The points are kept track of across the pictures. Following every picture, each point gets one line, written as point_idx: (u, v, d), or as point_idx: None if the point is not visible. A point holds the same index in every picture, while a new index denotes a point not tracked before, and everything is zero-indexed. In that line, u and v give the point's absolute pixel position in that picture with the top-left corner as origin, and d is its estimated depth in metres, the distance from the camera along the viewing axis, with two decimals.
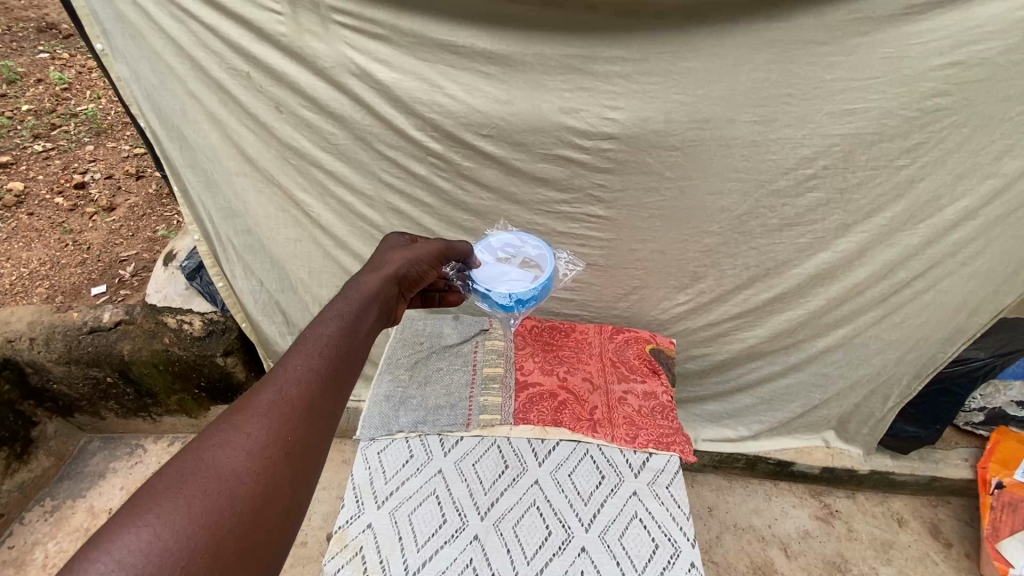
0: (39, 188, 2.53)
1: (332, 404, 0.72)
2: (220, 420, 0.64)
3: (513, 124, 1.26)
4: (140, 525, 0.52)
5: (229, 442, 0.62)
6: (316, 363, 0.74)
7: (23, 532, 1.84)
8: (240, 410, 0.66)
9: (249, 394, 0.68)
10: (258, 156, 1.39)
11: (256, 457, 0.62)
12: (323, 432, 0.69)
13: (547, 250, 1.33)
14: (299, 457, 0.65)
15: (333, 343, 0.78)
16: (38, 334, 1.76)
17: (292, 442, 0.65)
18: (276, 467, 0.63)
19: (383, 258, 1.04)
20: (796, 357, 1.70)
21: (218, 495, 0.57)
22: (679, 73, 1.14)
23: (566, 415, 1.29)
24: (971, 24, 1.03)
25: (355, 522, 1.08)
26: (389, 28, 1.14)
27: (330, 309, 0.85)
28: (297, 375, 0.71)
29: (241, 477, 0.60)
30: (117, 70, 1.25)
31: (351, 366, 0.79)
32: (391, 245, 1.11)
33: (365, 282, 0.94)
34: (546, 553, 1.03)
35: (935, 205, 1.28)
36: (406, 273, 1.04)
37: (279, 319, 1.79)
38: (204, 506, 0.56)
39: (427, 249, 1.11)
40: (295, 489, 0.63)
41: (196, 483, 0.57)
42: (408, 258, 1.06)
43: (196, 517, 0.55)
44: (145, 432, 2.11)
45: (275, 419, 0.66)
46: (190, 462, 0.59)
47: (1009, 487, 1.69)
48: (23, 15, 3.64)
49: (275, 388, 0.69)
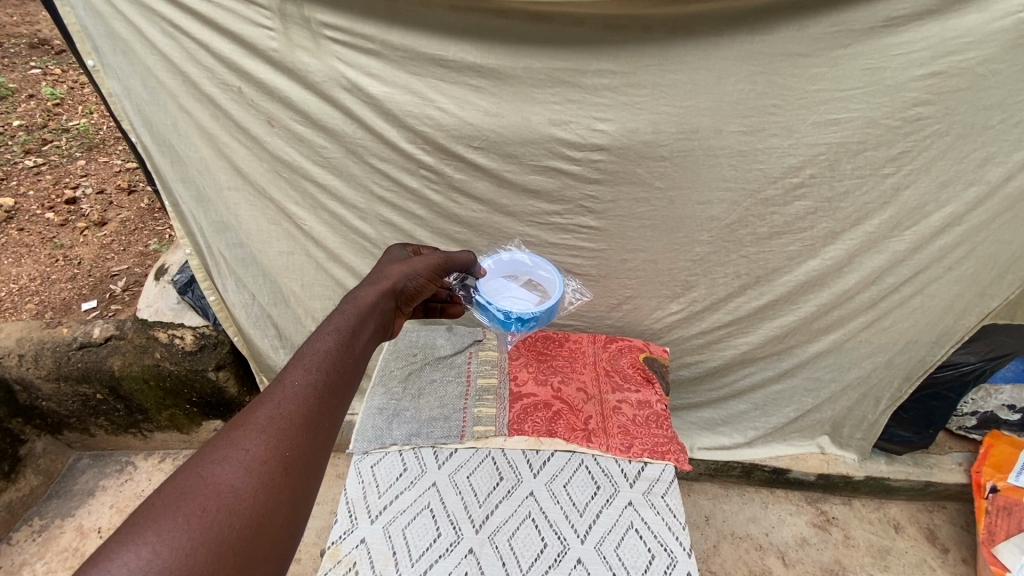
0: (30, 204, 2.51)
1: (331, 419, 0.72)
2: (218, 437, 0.64)
3: (503, 136, 1.27)
4: (139, 544, 0.52)
5: (227, 458, 0.61)
6: (315, 377, 0.74)
7: (11, 553, 1.80)
8: (239, 425, 0.65)
9: (248, 409, 0.68)
10: (250, 170, 1.39)
11: (255, 472, 0.61)
12: (321, 447, 0.68)
13: (558, 275, 1.32)
14: (298, 473, 0.64)
15: (331, 359, 0.78)
16: (27, 351, 1.74)
17: (291, 459, 0.64)
18: (275, 483, 0.62)
19: (381, 272, 1.04)
20: (789, 362, 1.71)
21: (217, 512, 0.57)
22: (666, 85, 1.16)
23: (560, 426, 1.29)
24: (949, 35, 1.05)
25: (348, 537, 1.07)
26: (379, 43, 1.15)
27: (328, 322, 0.85)
28: (296, 390, 0.71)
29: (240, 493, 0.59)
30: (108, 85, 1.25)
31: (349, 381, 0.78)
32: (390, 259, 1.11)
33: (364, 295, 0.95)
34: (541, 565, 1.02)
35: (920, 213, 1.30)
36: (403, 286, 1.04)
37: (272, 332, 1.78)
38: (203, 523, 0.55)
39: (426, 260, 1.11)
40: (293, 505, 0.63)
41: (195, 500, 0.57)
42: (407, 270, 1.06)
43: (195, 535, 0.54)
44: (136, 449, 2.09)
45: (274, 435, 0.65)
46: (189, 479, 0.59)
47: (1003, 491, 1.72)
48: (16, 32, 3.65)
49: (273, 403, 0.68)
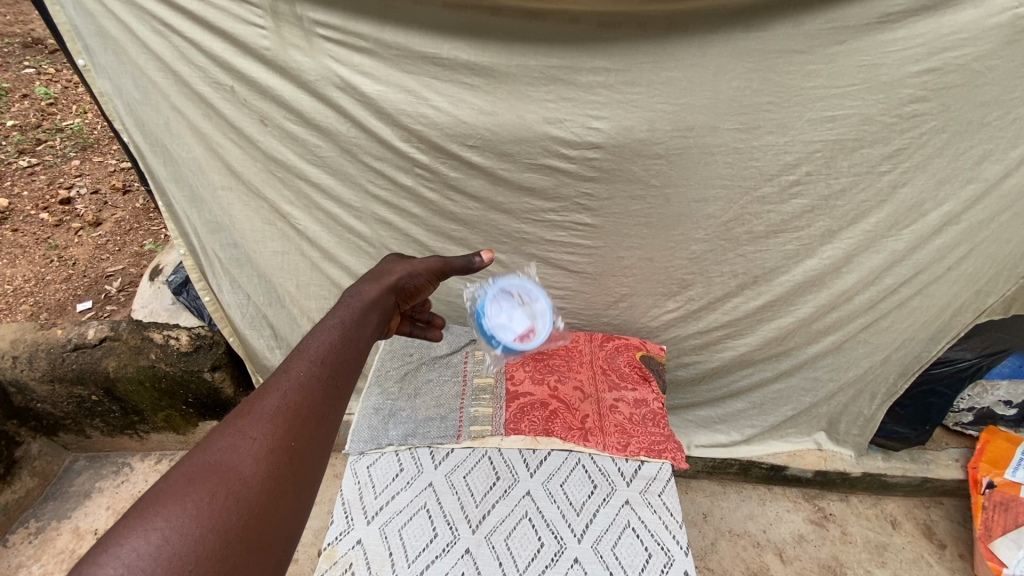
0: (24, 205, 2.50)
1: (336, 410, 0.71)
2: (225, 426, 0.64)
3: (498, 134, 1.26)
4: (149, 529, 0.52)
5: (235, 446, 0.62)
6: (319, 368, 0.74)
7: (7, 555, 1.79)
8: (245, 415, 0.65)
9: (254, 400, 0.68)
10: (243, 170, 1.38)
11: (261, 461, 0.61)
12: (326, 437, 0.68)
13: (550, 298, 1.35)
14: (304, 462, 0.64)
15: (335, 351, 0.78)
16: (21, 353, 1.73)
17: (296, 448, 0.64)
18: (282, 472, 0.62)
19: (383, 269, 1.05)
20: (786, 360, 1.71)
21: (225, 499, 0.57)
22: (661, 82, 1.16)
23: (557, 425, 1.29)
24: (945, 31, 1.05)
25: (344, 538, 1.06)
26: (372, 41, 1.14)
27: (332, 316, 0.85)
28: (301, 381, 0.71)
29: (248, 481, 0.59)
30: (100, 84, 1.24)
31: (353, 372, 0.78)
32: (391, 258, 1.13)
33: (365, 290, 0.95)
34: (539, 564, 1.02)
35: (918, 211, 1.30)
36: (404, 283, 1.05)
37: (268, 333, 1.77)
38: (211, 510, 0.55)
39: (427, 259, 1.12)
40: (298, 494, 0.62)
41: (203, 486, 0.57)
42: (406, 269, 1.07)
43: (204, 521, 0.54)
44: (133, 450, 2.08)
45: (280, 425, 0.65)
46: (197, 466, 0.59)
47: (1000, 487, 1.72)
48: (10, 31, 3.63)
49: (279, 393, 0.68)
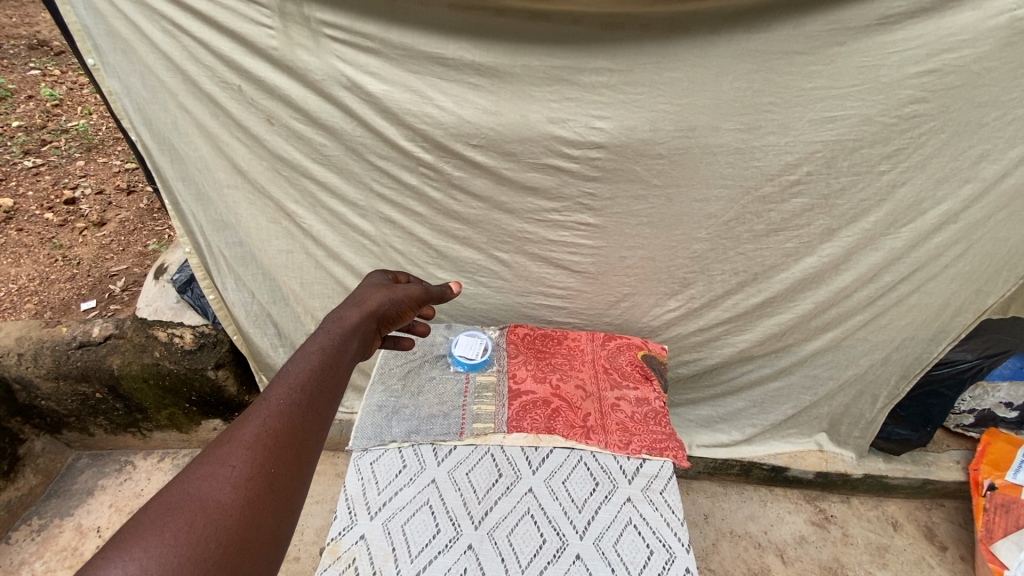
0: (28, 205, 2.52)
1: (317, 434, 0.72)
2: (203, 455, 0.63)
3: (502, 134, 1.27)
4: (127, 560, 0.51)
5: (214, 475, 0.61)
6: (299, 395, 0.74)
7: (9, 552, 1.79)
8: (225, 442, 0.65)
9: (233, 428, 0.67)
10: (249, 169, 1.39)
11: (241, 489, 0.61)
12: (305, 463, 0.68)
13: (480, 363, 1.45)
14: (284, 488, 0.64)
15: (315, 377, 0.79)
16: (27, 350, 1.75)
17: (275, 475, 0.64)
18: (261, 499, 0.62)
19: (364, 296, 1.08)
20: (787, 360, 1.72)
21: (204, 527, 0.56)
22: (664, 83, 1.17)
23: (559, 423, 1.29)
24: (944, 33, 1.06)
25: (347, 533, 1.07)
26: (378, 41, 1.16)
27: (311, 343, 0.87)
28: (281, 408, 0.71)
29: (227, 509, 0.59)
30: (108, 83, 1.26)
31: (332, 397, 0.79)
32: (371, 284, 1.16)
33: (346, 317, 0.98)
34: (541, 561, 1.03)
35: (916, 210, 1.31)
36: (385, 310, 1.08)
37: (271, 331, 1.78)
38: (189, 539, 0.55)
39: (407, 290, 1.17)
40: (278, 520, 0.62)
41: (182, 515, 0.56)
42: (386, 296, 1.11)
43: (182, 551, 0.54)
44: (135, 449, 2.09)
45: (259, 452, 0.65)
46: (174, 496, 0.58)
47: (1002, 488, 1.73)
48: (16, 33, 3.67)
49: (258, 420, 0.69)
